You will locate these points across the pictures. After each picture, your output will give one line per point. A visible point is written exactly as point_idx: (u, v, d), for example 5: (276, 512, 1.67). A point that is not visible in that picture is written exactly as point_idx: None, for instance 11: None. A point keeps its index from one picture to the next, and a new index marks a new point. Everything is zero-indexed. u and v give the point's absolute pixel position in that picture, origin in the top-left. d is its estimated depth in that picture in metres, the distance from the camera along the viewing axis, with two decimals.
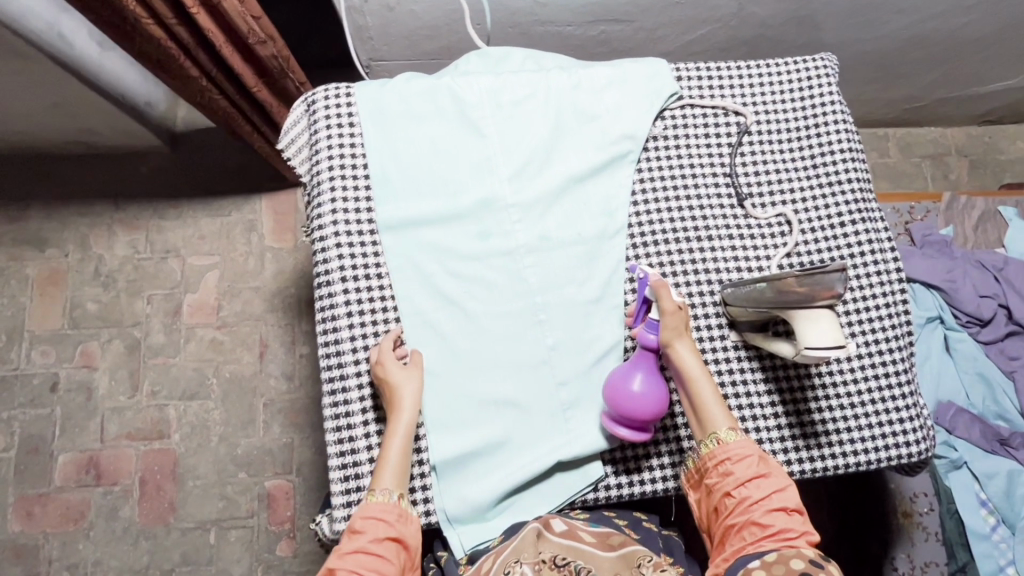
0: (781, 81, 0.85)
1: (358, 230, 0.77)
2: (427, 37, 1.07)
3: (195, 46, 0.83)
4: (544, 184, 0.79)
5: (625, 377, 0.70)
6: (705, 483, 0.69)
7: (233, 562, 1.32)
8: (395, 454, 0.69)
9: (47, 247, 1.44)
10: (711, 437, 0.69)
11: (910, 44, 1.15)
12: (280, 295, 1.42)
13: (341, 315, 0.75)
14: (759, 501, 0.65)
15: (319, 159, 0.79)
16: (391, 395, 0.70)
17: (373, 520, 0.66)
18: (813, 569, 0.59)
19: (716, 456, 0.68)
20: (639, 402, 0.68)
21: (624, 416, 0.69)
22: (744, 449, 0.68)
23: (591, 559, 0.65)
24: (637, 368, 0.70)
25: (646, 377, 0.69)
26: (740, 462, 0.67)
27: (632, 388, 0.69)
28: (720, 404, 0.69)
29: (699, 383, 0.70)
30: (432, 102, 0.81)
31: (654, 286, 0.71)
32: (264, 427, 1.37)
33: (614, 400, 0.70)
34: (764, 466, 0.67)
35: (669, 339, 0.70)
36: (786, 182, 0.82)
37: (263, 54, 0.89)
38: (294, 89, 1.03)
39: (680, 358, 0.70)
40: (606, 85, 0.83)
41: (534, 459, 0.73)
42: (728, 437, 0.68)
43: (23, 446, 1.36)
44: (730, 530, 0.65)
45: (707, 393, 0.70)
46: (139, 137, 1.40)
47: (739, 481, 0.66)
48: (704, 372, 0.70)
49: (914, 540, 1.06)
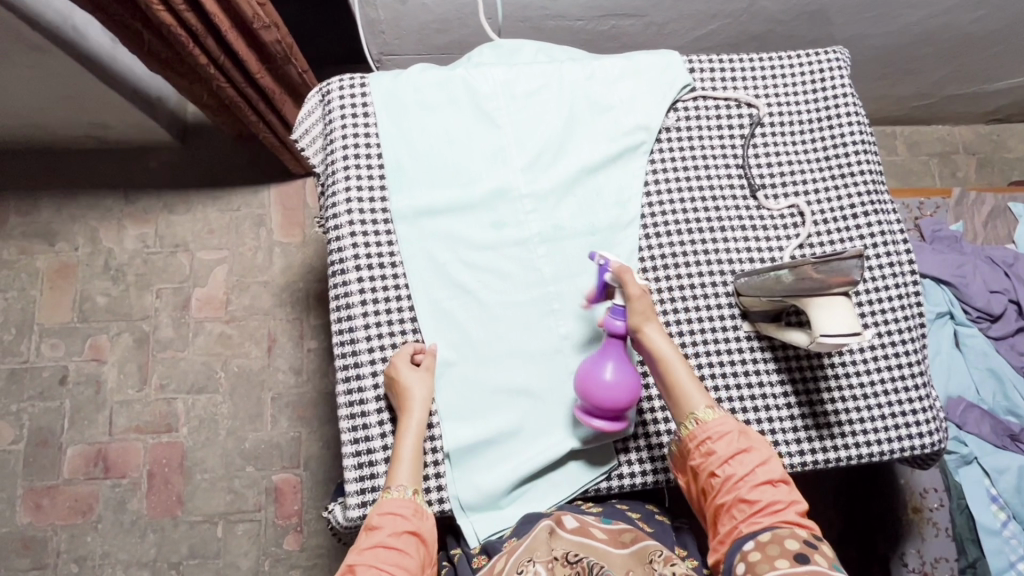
0: (794, 73, 0.85)
1: (372, 219, 0.77)
2: (437, 31, 1.07)
3: (203, 32, 0.83)
4: (557, 175, 0.79)
5: (597, 366, 0.70)
6: (688, 464, 0.68)
7: (241, 556, 1.32)
8: (409, 449, 0.70)
9: (57, 240, 1.44)
10: (690, 417, 0.68)
11: (921, 39, 1.15)
12: (288, 289, 1.43)
13: (355, 303, 0.75)
14: (744, 478, 0.64)
15: (334, 149, 0.79)
16: (402, 396, 0.71)
17: (392, 515, 0.65)
18: (808, 549, 0.58)
19: (696, 436, 0.67)
20: (611, 391, 0.68)
21: (599, 406, 0.69)
22: (723, 425, 0.67)
23: (602, 556, 0.65)
24: (607, 356, 0.70)
25: (617, 365, 0.69)
26: (721, 440, 0.66)
27: (604, 377, 0.69)
28: (694, 383, 0.69)
29: (671, 364, 0.69)
30: (445, 92, 0.81)
31: (617, 271, 0.71)
32: (272, 421, 1.37)
33: (586, 391, 0.69)
34: (744, 440, 0.66)
35: (637, 325, 0.70)
36: (798, 174, 0.82)
37: (267, 40, 0.89)
38: (297, 77, 1.03)
39: (650, 341, 0.70)
40: (619, 76, 0.84)
41: (546, 449, 0.74)
42: (706, 416, 0.67)
43: (33, 438, 1.37)
44: (720, 511, 0.64)
45: (681, 373, 0.69)
46: (150, 131, 1.41)
47: (722, 459, 0.65)
48: (675, 352, 0.70)
49: (924, 536, 1.03)
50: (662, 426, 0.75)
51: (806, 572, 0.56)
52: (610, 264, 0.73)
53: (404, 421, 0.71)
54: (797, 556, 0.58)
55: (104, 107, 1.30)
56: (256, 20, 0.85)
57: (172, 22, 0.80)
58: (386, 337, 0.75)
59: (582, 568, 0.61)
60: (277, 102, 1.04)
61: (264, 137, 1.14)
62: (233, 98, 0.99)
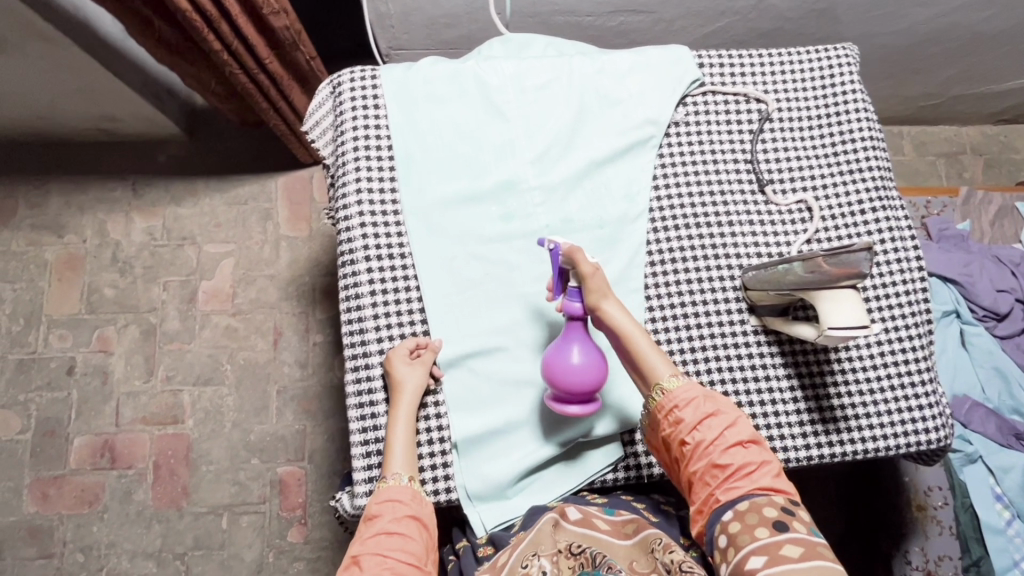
0: (803, 68, 0.85)
1: (382, 210, 0.78)
2: (446, 26, 1.08)
3: (217, 18, 0.83)
4: (566, 168, 0.80)
5: (562, 352, 0.70)
6: (659, 434, 0.68)
7: (245, 547, 1.33)
8: (401, 439, 0.70)
9: (65, 232, 1.45)
10: (656, 388, 0.68)
11: (930, 38, 1.15)
12: (294, 283, 1.43)
13: (365, 293, 0.76)
14: (714, 444, 0.64)
15: (344, 140, 0.80)
16: (396, 389, 0.71)
17: (391, 501, 0.66)
18: (786, 516, 0.59)
19: (664, 407, 0.67)
20: (577, 374, 0.68)
21: (569, 391, 0.69)
22: (689, 392, 0.67)
23: (604, 546, 0.66)
24: (571, 340, 0.70)
25: (582, 347, 0.69)
26: (688, 407, 0.66)
27: (570, 361, 0.69)
28: (657, 354, 0.69)
29: (633, 337, 0.69)
30: (455, 85, 0.81)
31: (568, 252, 0.70)
32: (277, 414, 1.38)
33: (553, 377, 0.69)
34: (710, 404, 0.66)
35: (593, 302, 0.70)
36: (807, 169, 0.83)
37: (276, 25, 0.90)
38: (305, 63, 1.03)
39: (608, 317, 0.69)
40: (629, 70, 0.84)
41: (550, 440, 0.74)
42: (672, 385, 0.67)
43: (40, 428, 1.38)
44: (693, 479, 0.64)
45: (644, 345, 0.69)
46: (158, 125, 1.41)
47: (691, 426, 0.65)
48: (636, 324, 0.70)
49: (928, 535, 1.03)
50: None
51: (787, 540, 0.56)
52: (560, 247, 0.72)
53: (393, 409, 0.71)
54: (775, 524, 0.58)
55: (113, 100, 1.30)
56: (266, 6, 0.86)
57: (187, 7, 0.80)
58: (394, 328, 0.76)
59: (586, 560, 0.62)
60: (284, 89, 1.05)
61: (275, 125, 1.14)
62: (245, 86, 0.99)
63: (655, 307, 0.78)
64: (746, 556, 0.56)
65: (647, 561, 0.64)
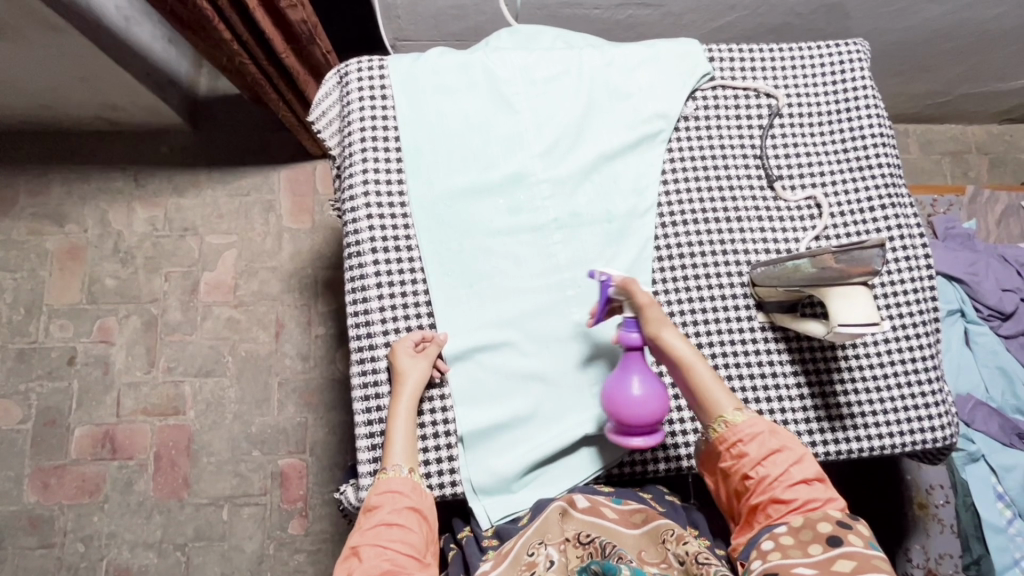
0: (813, 64, 0.85)
1: (389, 201, 0.77)
2: (454, 17, 1.07)
3: (227, 6, 0.83)
4: (574, 162, 0.79)
5: (621, 383, 0.69)
6: (719, 467, 0.68)
7: (246, 539, 1.33)
8: (402, 431, 0.70)
9: (66, 222, 1.44)
10: (719, 421, 0.67)
11: (939, 35, 1.14)
12: (297, 275, 1.43)
13: (371, 285, 0.75)
14: (778, 478, 0.64)
15: (351, 130, 0.79)
16: (398, 381, 0.71)
17: (391, 493, 0.66)
18: (840, 530, 0.60)
19: (727, 439, 0.67)
20: (639, 406, 0.67)
21: (630, 422, 0.68)
22: (754, 426, 0.66)
23: (613, 535, 0.66)
24: (630, 369, 0.70)
25: (641, 378, 0.68)
26: (754, 443, 0.66)
27: (629, 391, 0.68)
28: (719, 386, 0.69)
29: (693, 366, 0.69)
30: (464, 76, 0.81)
31: (623, 285, 0.71)
32: (278, 406, 1.38)
33: (614, 408, 0.68)
34: (777, 441, 0.66)
35: (653, 334, 0.69)
36: (816, 165, 0.82)
37: (293, 19, 0.89)
38: (322, 59, 1.02)
39: (670, 348, 0.69)
40: (639, 63, 0.83)
41: (558, 434, 0.73)
42: (736, 418, 0.67)
43: (41, 418, 1.37)
44: (752, 510, 0.65)
45: (704, 374, 0.69)
46: (161, 114, 1.40)
47: (756, 461, 0.65)
48: (695, 353, 0.69)
49: (930, 532, 1.06)
50: (676, 416, 0.76)
51: (839, 555, 0.58)
52: (613, 279, 0.72)
53: (395, 401, 0.71)
54: (829, 539, 0.60)
55: (116, 89, 1.29)
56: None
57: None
58: (400, 320, 0.75)
59: (594, 549, 0.62)
60: (300, 84, 1.03)
61: (283, 115, 1.12)
62: (253, 75, 0.99)
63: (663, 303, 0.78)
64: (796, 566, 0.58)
65: (656, 551, 0.64)
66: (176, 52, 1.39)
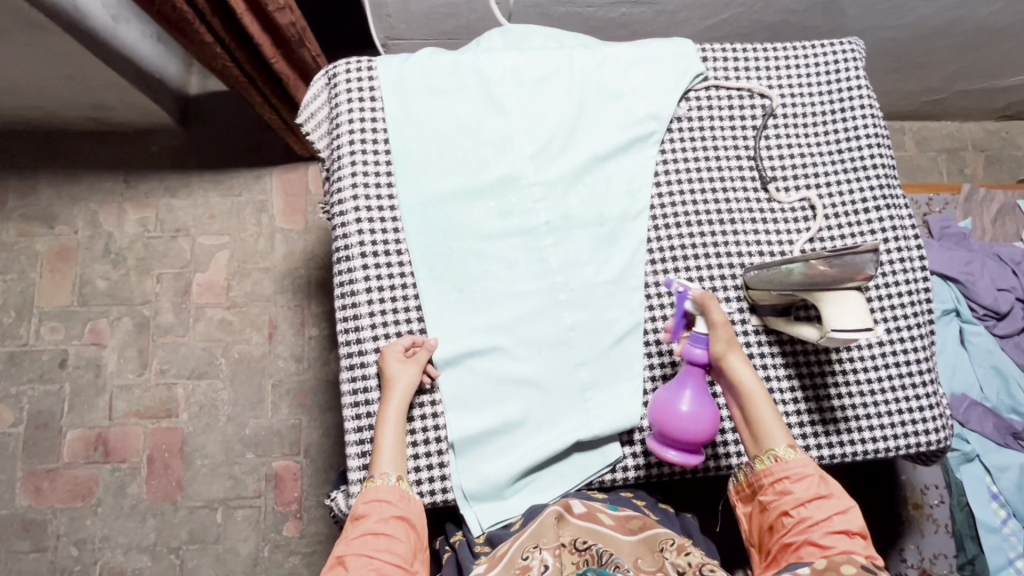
0: (808, 63, 0.84)
1: (378, 205, 0.76)
2: (446, 15, 1.05)
3: (210, 13, 0.82)
4: (566, 164, 0.78)
5: (674, 395, 0.68)
6: (758, 500, 0.69)
7: (241, 541, 1.33)
8: (391, 439, 0.69)
9: (57, 223, 1.43)
10: (769, 453, 0.69)
11: (935, 32, 1.14)
12: (290, 276, 1.42)
13: (360, 290, 0.75)
14: (819, 521, 0.64)
15: (340, 133, 0.78)
16: (388, 387, 0.70)
17: (378, 502, 0.66)
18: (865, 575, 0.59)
19: (773, 473, 0.68)
20: (689, 422, 0.66)
21: (672, 435, 0.67)
22: (804, 467, 0.67)
23: (609, 541, 0.66)
24: (685, 382, 0.69)
25: (695, 395, 0.68)
26: (801, 483, 0.66)
27: (680, 405, 0.67)
28: (774, 419, 0.69)
29: (754, 397, 0.69)
30: (454, 77, 0.79)
31: (699, 299, 0.71)
32: (272, 408, 1.37)
33: (661, 417, 0.68)
34: (825, 486, 0.66)
35: (720, 355, 0.70)
36: (811, 167, 0.81)
37: (282, 22, 0.88)
38: (311, 61, 1.01)
39: (734, 372, 0.70)
40: (631, 63, 0.82)
41: (551, 440, 0.73)
42: (787, 455, 0.68)
43: (32, 422, 1.36)
44: (783, 545, 0.65)
45: (763, 407, 0.69)
46: (150, 113, 1.39)
47: (798, 501, 0.66)
48: (758, 384, 0.70)
49: (924, 532, 1.05)
50: None
51: None
52: (690, 292, 0.72)
53: (384, 408, 0.70)
54: None
55: (105, 89, 1.28)
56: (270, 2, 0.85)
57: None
58: (390, 325, 0.74)
59: (591, 557, 0.63)
60: (289, 88, 1.02)
61: (269, 117, 1.12)
62: (237, 78, 0.98)
63: (655, 307, 0.77)
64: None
65: (653, 559, 0.64)
66: (166, 52, 1.37)
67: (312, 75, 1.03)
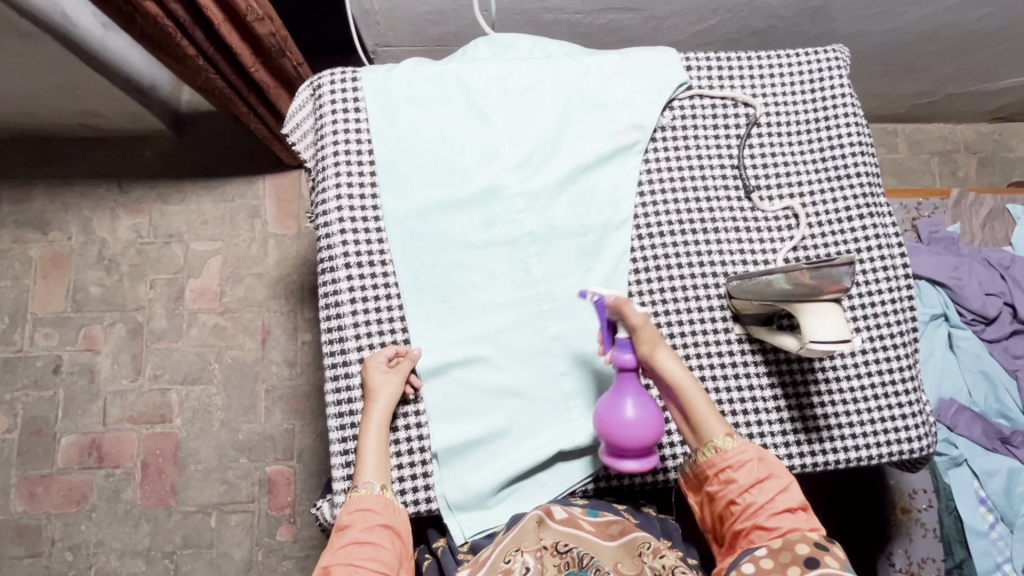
0: (791, 72, 0.84)
1: (363, 215, 0.77)
2: (434, 23, 1.05)
3: (189, 23, 0.83)
4: (550, 174, 0.78)
5: (614, 405, 0.68)
6: (705, 491, 0.69)
7: (234, 546, 1.33)
8: (373, 448, 0.70)
9: (50, 229, 1.44)
10: (709, 446, 0.68)
11: (923, 37, 1.14)
12: (282, 281, 1.42)
13: (344, 301, 0.75)
14: (764, 505, 0.65)
15: (324, 144, 0.79)
16: (370, 396, 0.71)
17: (363, 511, 0.67)
18: (818, 552, 0.61)
19: (715, 464, 0.68)
20: (635, 428, 0.66)
21: (621, 444, 0.67)
22: (743, 454, 0.67)
23: (588, 544, 0.66)
24: (621, 392, 0.69)
25: (636, 401, 0.67)
26: (742, 470, 0.67)
27: (619, 417, 0.67)
28: (709, 411, 0.69)
29: (686, 391, 0.69)
30: (437, 88, 0.80)
31: (617, 305, 0.69)
32: (266, 413, 1.38)
33: (606, 429, 0.67)
34: (762, 466, 0.67)
35: (645, 355, 0.70)
36: (794, 175, 0.82)
37: (261, 32, 0.90)
38: (292, 69, 1.04)
39: (660, 370, 0.70)
40: (616, 72, 0.82)
41: (534, 448, 0.73)
42: (725, 444, 0.68)
43: (27, 427, 1.37)
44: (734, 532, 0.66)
45: (697, 400, 0.69)
46: (143, 119, 1.39)
47: (743, 488, 0.66)
48: (688, 377, 0.70)
49: (913, 536, 1.06)
50: None
51: None
52: (607, 298, 0.71)
53: (367, 416, 0.71)
54: (807, 560, 0.61)
55: (96, 97, 1.28)
56: (249, 12, 0.86)
57: (159, 13, 0.79)
58: (374, 335, 0.75)
59: (572, 559, 0.63)
60: (271, 96, 1.05)
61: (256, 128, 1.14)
62: (222, 90, 0.99)
63: None
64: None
65: (633, 563, 0.65)
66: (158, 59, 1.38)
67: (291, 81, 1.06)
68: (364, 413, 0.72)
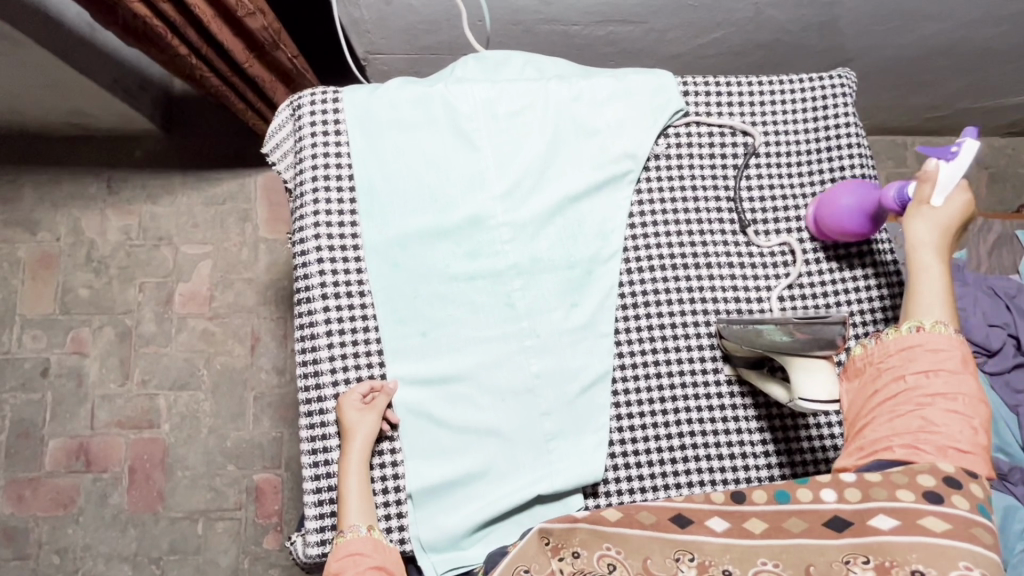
0: (794, 100, 0.80)
1: (341, 245, 0.74)
2: (426, 31, 1.01)
3: (181, 23, 0.80)
4: (537, 203, 0.75)
5: (848, 205, 0.72)
6: (875, 361, 0.61)
7: (221, 553, 1.33)
8: (354, 490, 0.68)
9: (38, 230, 1.42)
10: (909, 324, 0.60)
11: (938, 52, 1.09)
12: (273, 287, 1.40)
13: (320, 332, 0.73)
14: (931, 426, 0.56)
15: (303, 168, 0.76)
16: (347, 434, 0.69)
17: (352, 556, 0.64)
18: (945, 488, 0.52)
19: (905, 340, 0.60)
20: (834, 221, 0.73)
21: (818, 218, 0.75)
22: (943, 343, 0.58)
23: (622, 542, 0.55)
24: (873, 205, 0.70)
25: (856, 213, 0.71)
26: (934, 353, 0.58)
27: (844, 205, 0.72)
28: (938, 304, 0.60)
29: (923, 269, 0.62)
30: (422, 110, 0.77)
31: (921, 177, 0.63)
32: (254, 420, 1.36)
33: (824, 200, 0.74)
34: (960, 395, 0.57)
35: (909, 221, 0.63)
36: (792, 209, 0.78)
37: (253, 27, 0.86)
38: (288, 62, 0.99)
39: (909, 223, 0.63)
40: (608, 97, 0.79)
41: (513, 490, 0.71)
42: (932, 327, 0.59)
43: (15, 430, 1.36)
44: (871, 432, 0.59)
45: (928, 284, 0.61)
46: (133, 121, 1.35)
47: (919, 368, 0.58)
48: (939, 263, 0.62)
49: None
50: (632, 470, 0.73)
51: (931, 512, 0.51)
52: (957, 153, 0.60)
53: (345, 455, 0.69)
54: (927, 492, 0.52)
55: (83, 99, 1.25)
56: (240, 7, 0.82)
57: (148, 13, 0.77)
58: (350, 369, 0.72)
59: None
60: (267, 90, 1.02)
61: (256, 124, 1.13)
62: (217, 88, 0.97)
63: (625, 353, 0.75)
64: (874, 515, 0.53)
65: (665, 563, 0.54)
66: None
67: (290, 77, 1.03)
68: (341, 450, 0.70)
